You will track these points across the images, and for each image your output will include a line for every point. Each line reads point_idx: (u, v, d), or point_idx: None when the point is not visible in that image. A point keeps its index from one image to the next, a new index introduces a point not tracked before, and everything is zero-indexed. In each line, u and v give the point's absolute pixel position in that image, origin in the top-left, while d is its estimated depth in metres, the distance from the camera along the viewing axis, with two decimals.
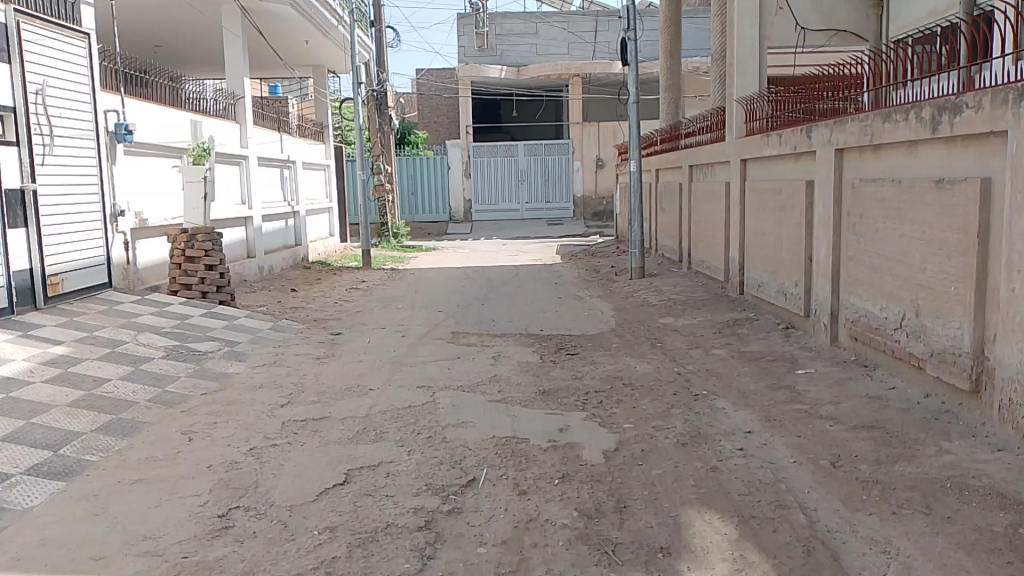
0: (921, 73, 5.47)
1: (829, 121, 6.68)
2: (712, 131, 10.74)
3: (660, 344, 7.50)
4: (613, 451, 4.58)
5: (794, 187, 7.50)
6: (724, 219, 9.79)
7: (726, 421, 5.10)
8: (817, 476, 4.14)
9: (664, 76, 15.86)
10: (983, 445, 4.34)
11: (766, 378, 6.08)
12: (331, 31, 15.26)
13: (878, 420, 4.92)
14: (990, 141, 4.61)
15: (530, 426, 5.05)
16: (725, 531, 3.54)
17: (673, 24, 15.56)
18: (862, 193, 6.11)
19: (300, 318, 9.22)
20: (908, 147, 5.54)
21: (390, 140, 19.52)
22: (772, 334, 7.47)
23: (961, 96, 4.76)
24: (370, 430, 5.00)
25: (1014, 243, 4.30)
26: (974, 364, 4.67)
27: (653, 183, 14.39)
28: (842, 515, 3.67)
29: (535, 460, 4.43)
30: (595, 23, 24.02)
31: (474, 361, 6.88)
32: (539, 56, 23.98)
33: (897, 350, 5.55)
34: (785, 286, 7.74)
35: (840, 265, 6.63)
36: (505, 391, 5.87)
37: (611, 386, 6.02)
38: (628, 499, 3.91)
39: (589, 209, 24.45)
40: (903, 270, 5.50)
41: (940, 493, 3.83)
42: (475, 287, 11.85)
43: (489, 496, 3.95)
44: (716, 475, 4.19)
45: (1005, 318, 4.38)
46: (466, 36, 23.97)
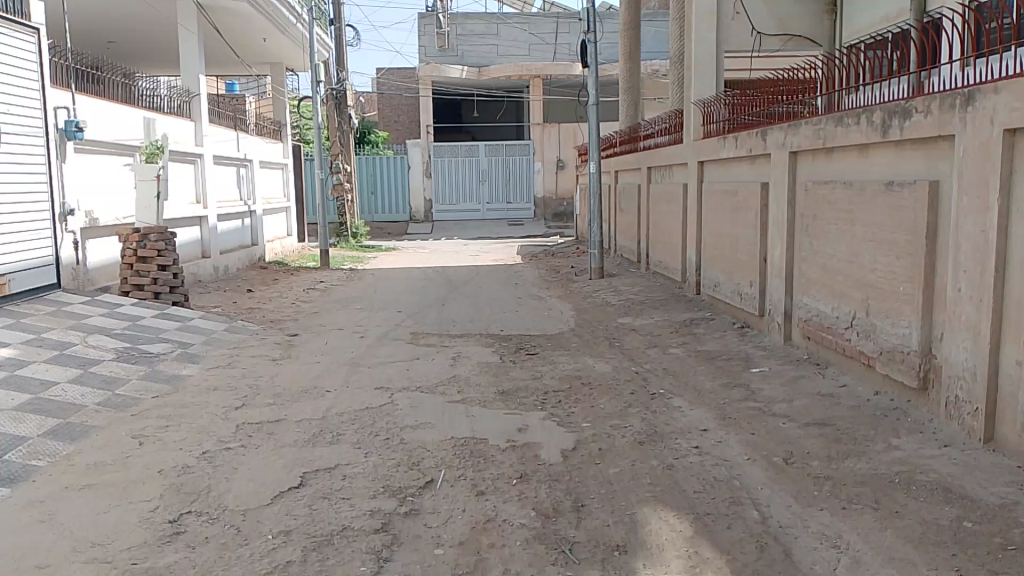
0: (874, 77, 5.58)
1: (783, 124, 6.79)
2: (670, 133, 10.85)
3: (618, 343, 7.56)
4: (571, 450, 4.60)
5: (749, 189, 7.61)
6: (682, 221, 9.90)
7: (682, 420, 5.15)
8: (771, 472, 4.21)
9: (624, 78, 15.98)
10: (931, 441, 4.46)
11: (721, 376, 6.16)
12: (290, 29, 15.07)
13: (830, 417, 5.02)
14: (938, 144, 4.72)
15: (488, 426, 5.04)
16: (680, 529, 3.57)
17: (633, 27, 15.68)
18: (814, 195, 6.23)
19: (256, 319, 9.09)
20: (859, 150, 5.66)
21: (349, 139, 19.32)
22: (728, 333, 7.58)
23: (911, 100, 4.87)
24: (326, 432, 4.94)
25: (959, 245, 4.42)
26: (922, 362, 4.79)
27: (612, 184, 14.47)
28: (794, 511, 3.73)
29: (492, 461, 4.43)
30: (556, 25, 24.14)
31: (433, 362, 6.85)
32: (500, 57, 24.01)
33: (848, 349, 5.67)
34: (740, 286, 7.86)
35: (793, 265, 6.74)
36: (463, 392, 5.86)
37: (570, 385, 6.04)
38: (585, 498, 3.93)
39: (550, 210, 24.57)
40: (854, 271, 5.62)
41: (889, 488, 3.92)
42: (435, 288, 11.81)
43: (447, 497, 3.93)
44: (672, 473, 4.23)
45: (952, 317, 4.50)
46: (427, 36, 23.89)
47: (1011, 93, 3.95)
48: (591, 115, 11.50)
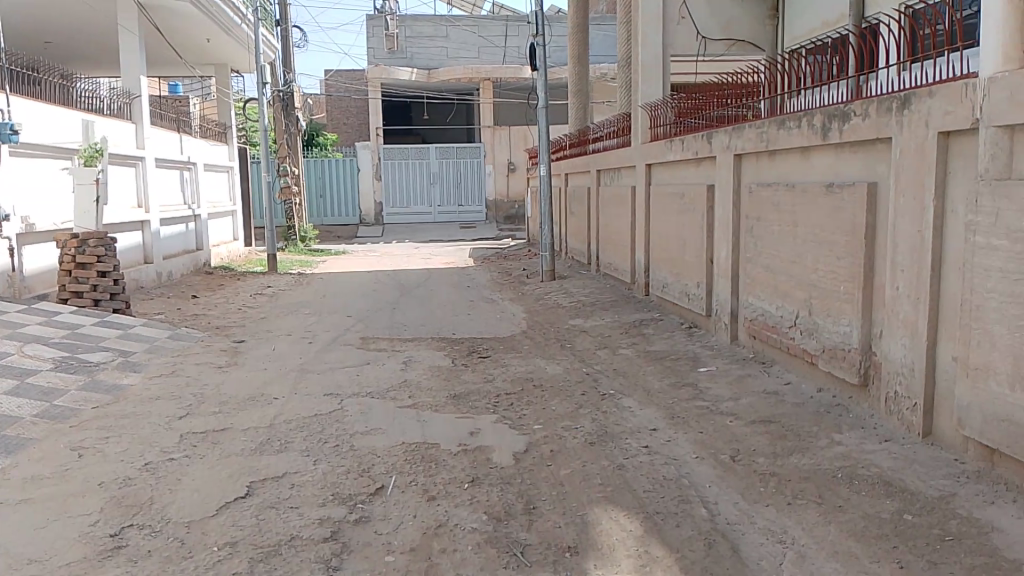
0: (814, 82, 5.71)
1: (728, 127, 6.92)
2: (619, 136, 10.96)
3: (569, 345, 7.59)
4: (523, 453, 4.60)
5: (695, 191, 7.73)
6: (630, 223, 10.01)
7: (632, 419, 5.21)
8: (719, 470, 4.27)
9: (573, 81, 16.08)
10: (872, 436, 4.58)
11: (670, 376, 6.24)
12: (235, 30, 14.80)
13: (775, 414, 5.12)
14: (876, 147, 4.86)
15: (440, 430, 5.01)
16: (630, 528, 3.61)
17: (581, 29, 15.80)
18: (759, 197, 6.35)
19: (201, 325, 8.90)
20: (800, 153, 5.79)
21: (297, 142, 19.06)
22: (676, 333, 7.69)
23: (850, 104, 5.00)
24: (273, 440, 4.86)
25: (897, 245, 4.56)
26: (862, 359, 4.92)
27: (562, 187, 14.57)
28: (741, 508, 3.80)
29: (444, 465, 4.41)
30: (505, 28, 24.20)
31: (384, 367, 6.80)
32: (449, 60, 23.97)
33: (792, 347, 5.80)
34: (688, 287, 7.98)
35: (739, 266, 6.87)
36: (414, 396, 5.82)
37: (522, 388, 6.05)
38: (537, 500, 3.93)
39: (501, 212, 24.61)
40: (796, 271, 5.75)
41: (832, 483, 4.01)
42: (385, 292, 11.71)
43: (398, 503, 3.90)
44: (622, 473, 4.27)
45: (890, 314, 4.63)
46: (375, 37, 23.70)
47: (944, 98, 4.09)
48: (541, 118, 11.55)
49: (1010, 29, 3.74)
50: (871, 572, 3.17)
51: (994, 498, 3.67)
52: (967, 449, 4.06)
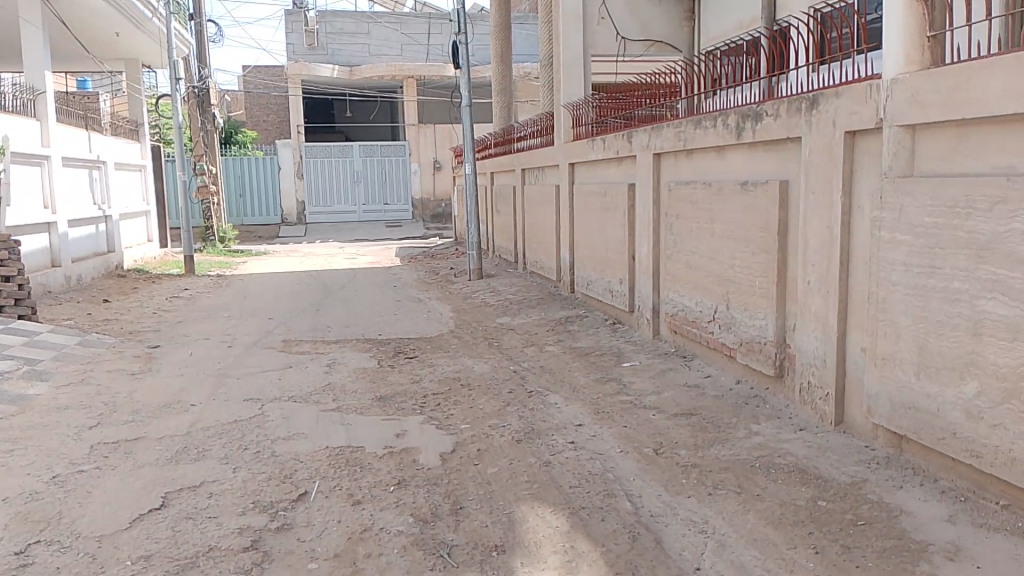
0: (729, 82, 5.85)
1: (647, 126, 7.04)
2: (542, 135, 11.04)
3: (496, 343, 7.61)
4: (450, 453, 4.59)
5: (617, 189, 7.85)
6: (555, 221, 10.09)
7: (558, 416, 5.25)
8: (642, 463, 4.36)
9: (496, 80, 16.10)
10: (787, 426, 4.74)
11: (595, 372, 6.33)
12: (146, 24, 14.25)
13: (695, 407, 5.25)
14: (787, 146, 5.02)
15: (365, 433, 4.95)
16: (556, 525, 3.63)
17: (503, 28, 15.83)
18: (677, 195, 6.48)
19: (114, 331, 8.55)
20: (716, 151, 5.94)
21: (214, 139, 18.49)
22: (601, 330, 7.81)
23: (762, 104, 5.16)
24: (191, 448, 4.71)
25: (809, 240, 4.72)
26: (778, 351, 5.08)
27: (488, 185, 14.60)
28: (664, 500, 3.88)
29: (369, 468, 4.35)
30: (428, 26, 24.04)
31: (306, 370, 6.66)
32: (371, 57, 23.70)
33: (711, 341, 5.96)
34: (611, 284, 8.10)
35: (660, 262, 7.01)
36: (339, 399, 5.73)
37: (449, 387, 6.03)
38: (463, 500, 3.92)
39: (427, 211, 24.50)
40: (714, 267, 5.91)
41: (750, 473, 4.14)
42: (309, 293, 11.49)
43: (321, 509, 3.83)
44: (549, 470, 4.30)
45: (803, 308, 4.79)
46: (295, 33, 23.23)
47: (851, 98, 4.25)
48: (465, 116, 11.54)
49: (910, 33, 3.92)
50: (789, 558, 3.28)
51: (901, 483, 3.84)
52: (876, 436, 4.25)
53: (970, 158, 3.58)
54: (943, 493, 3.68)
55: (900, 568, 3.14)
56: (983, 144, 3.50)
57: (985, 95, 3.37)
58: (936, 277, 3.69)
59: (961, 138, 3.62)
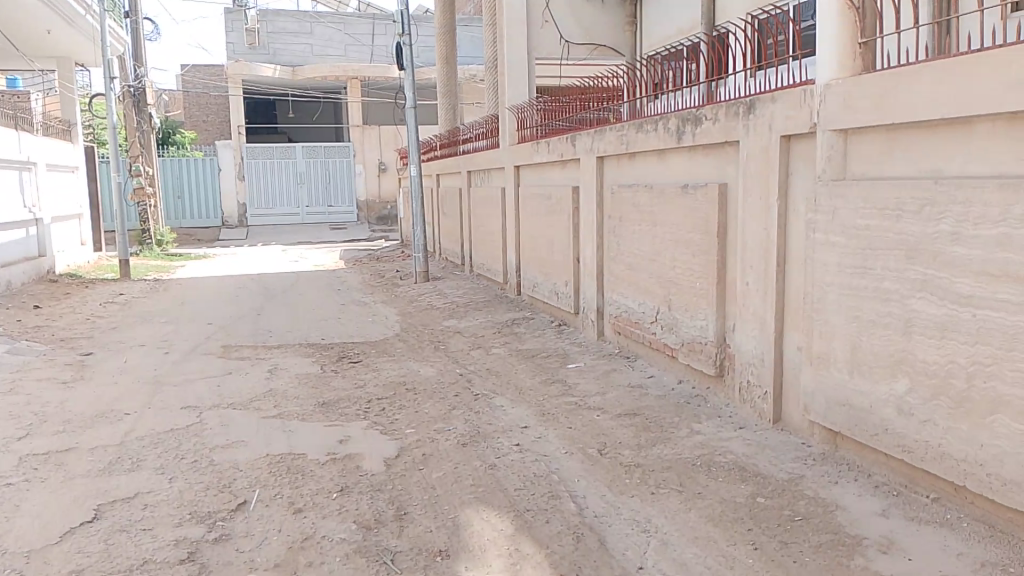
0: (670, 86, 5.93)
1: (591, 130, 7.09)
2: (487, 138, 11.04)
3: (442, 346, 7.58)
4: (394, 458, 4.54)
5: (561, 192, 7.91)
6: (501, 223, 10.10)
7: (504, 418, 5.25)
8: (586, 464, 4.39)
9: (441, 82, 16.06)
10: (727, 424, 4.83)
11: (541, 373, 6.35)
12: (78, 20, 13.76)
13: (639, 406, 5.31)
14: (725, 150, 5.12)
15: (307, 440, 4.87)
16: (501, 528, 3.63)
17: (448, 31, 15.78)
18: (620, 198, 6.55)
19: (44, 338, 8.24)
20: (658, 155, 6.02)
21: (151, 140, 17.97)
22: (547, 331, 7.85)
23: (701, 108, 5.24)
24: (125, 459, 4.57)
25: (747, 242, 4.82)
26: (718, 351, 5.18)
27: (433, 187, 14.56)
28: (608, 500, 3.92)
29: (311, 475, 4.28)
30: (372, 26, 23.85)
31: (247, 376, 6.52)
32: (314, 57, 23.40)
33: (653, 341, 6.05)
34: (557, 286, 8.15)
35: (604, 264, 7.08)
36: (281, 406, 5.63)
37: (393, 392, 5.97)
38: (407, 505, 3.89)
39: (373, 212, 24.32)
40: (656, 269, 5.99)
41: (691, 471, 4.20)
42: (250, 297, 11.27)
43: (261, 518, 3.76)
44: (494, 473, 4.29)
45: (742, 308, 4.89)
46: (235, 32, 22.77)
47: (786, 103, 4.35)
48: (410, 118, 11.46)
49: (842, 40, 4.03)
50: (730, 555, 3.33)
51: (837, 478, 3.95)
52: (812, 433, 4.36)
53: (899, 162, 3.70)
54: (877, 488, 3.80)
55: (837, 561, 3.22)
56: (912, 149, 3.61)
57: (912, 101, 3.48)
58: (868, 277, 3.80)
59: (891, 143, 3.74)
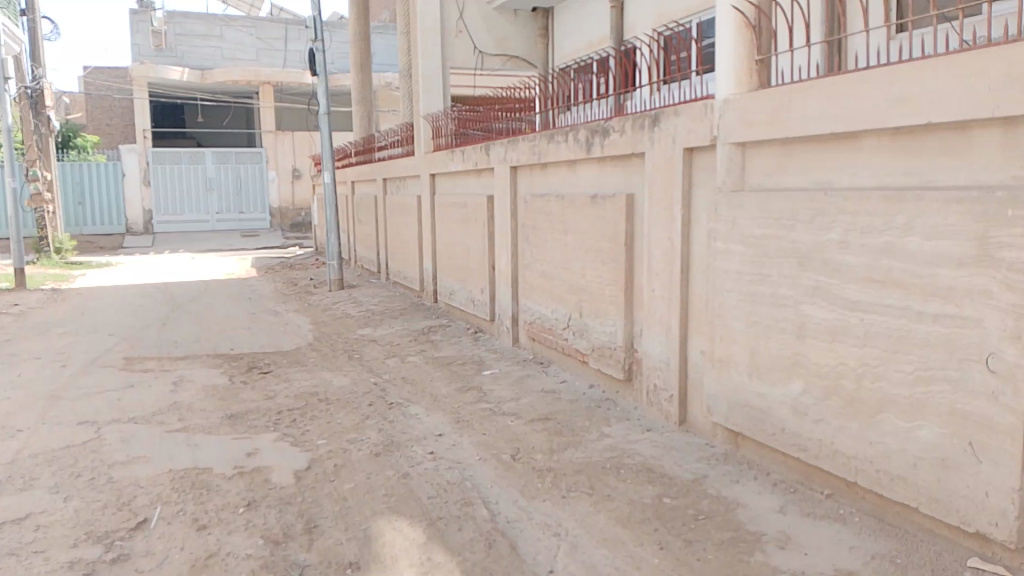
0: (580, 98, 6.03)
1: (505, 139, 7.16)
2: (402, 145, 11.01)
3: (356, 355, 7.50)
4: (304, 470, 4.48)
5: (476, 200, 7.97)
6: (416, 231, 10.08)
7: (417, 427, 5.24)
8: (499, 470, 4.42)
9: (356, 89, 15.91)
10: (636, 427, 4.96)
11: (455, 381, 6.36)
12: None
13: (551, 411, 5.39)
14: (632, 161, 5.27)
15: (212, 454, 4.75)
16: (413, 537, 3.63)
17: (362, 37, 15.71)
18: (533, 206, 6.64)
19: None
20: (568, 165, 6.14)
21: (48, 144, 17.12)
22: (462, 338, 7.88)
23: (610, 120, 5.37)
24: (16, 478, 4.35)
25: (653, 250, 4.96)
26: (627, 356, 5.31)
27: (348, 195, 14.39)
28: (520, 505, 3.96)
29: (217, 491, 4.18)
30: (284, 31, 23.51)
31: (149, 390, 6.29)
32: (224, 60, 22.81)
33: (566, 347, 6.15)
34: (473, 293, 8.19)
35: (518, 272, 7.15)
36: (185, 419, 5.46)
37: (305, 402, 5.88)
38: (317, 518, 3.84)
39: (286, 220, 23.91)
40: (568, 276, 6.09)
41: (602, 474, 4.29)
42: (155, 307, 10.87)
43: (164, 536, 3.64)
44: (407, 482, 4.28)
45: (649, 314, 5.03)
46: (140, 33, 21.92)
47: (689, 117, 4.52)
48: (323, 125, 11.24)
49: (740, 57, 4.20)
50: (637, 555, 3.42)
51: (738, 477, 4.11)
52: (715, 434, 4.53)
53: (792, 174, 3.90)
54: (775, 485, 3.98)
55: (737, 558, 3.35)
56: (803, 162, 3.81)
57: (805, 117, 3.67)
58: (765, 284, 3.98)
59: (785, 156, 3.93)
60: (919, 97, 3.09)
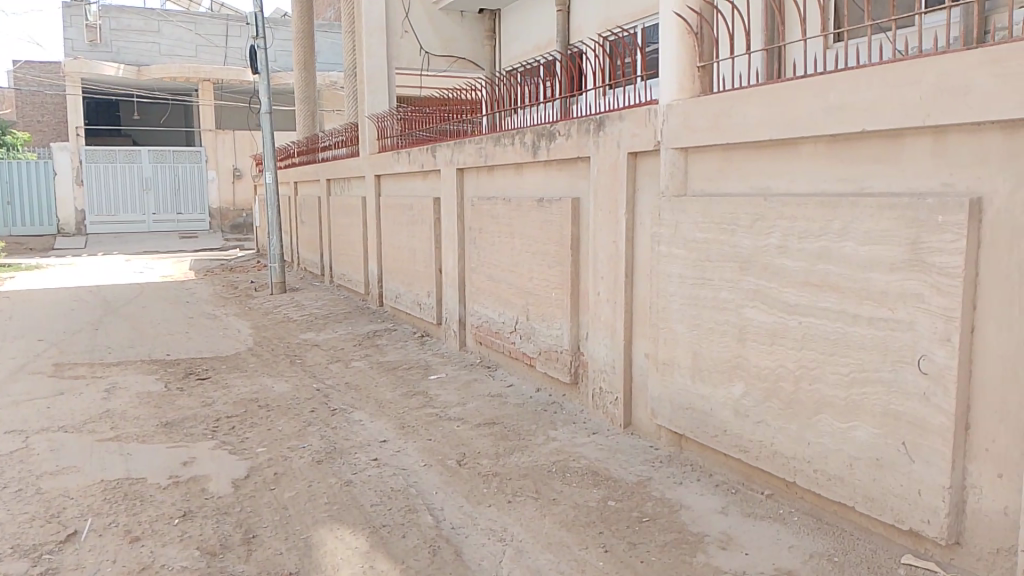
0: (527, 102, 6.02)
1: (451, 142, 7.11)
2: (347, 146, 10.86)
3: (299, 360, 7.36)
4: (243, 478, 4.36)
5: (421, 203, 7.90)
6: (361, 233, 9.95)
7: (361, 433, 5.15)
8: (444, 476, 4.38)
9: (299, 88, 15.66)
10: (582, 430, 4.97)
11: (400, 386, 6.28)
12: None
13: (498, 415, 5.37)
14: (578, 165, 5.28)
15: (147, 463, 4.60)
16: (355, 545, 3.56)
17: (306, 36, 15.47)
18: (480, 209, 6.62)
19: None
20: (515, 168, 6.13)
21: None
22: (408, 342, 7.80)
23: (556, 124, 5.38)
24: None
25: (598, 253, 4.98)
26: (573, 359, 5.32)
27: (291, 196, 14.13)
28: (465, 510, 3.93)
29: (151, 501, 4.04)
30: (225, 28, 23.04)
31: (80, 397, 6.06)
32: (162, 56, 22.24)
33: (512, 350, 6.14)
34: (419, 297, 8.12)
35: (465, 275, 7.11)
36: (119, 427, 5.27)
37: (245, 409, 5.74)
38: (256, 528, 3.74)
39: (227, 221, 23.40)
40: (514, 279, 6.08)
41: (547, 478, 4.28)
42: (88, 311, 10.50)
43: (94, 549, 3.51)
44: (350, 489, 4.21)
45: (594, 316, 5.05)
46: (73, 27, 21.24)
47: (633, 122, 4.55)
48: (265, 124, 11.02)
49: (682, 63, 4.24)
50: (581, 559, 3.42)
51: (682, 479, 4.15)
52: (660, 436, 4.56)
53: (733, 180, 3.95)
54: (717, 486, 4.02)
55: (681, 559, 3.37)
56: (744, 168, 3.86)
57: (745, 123, 3.72)
58: (707, 287, 4.02)
59: (726, 162, 3.99)
60: (855, 105, 3.16)
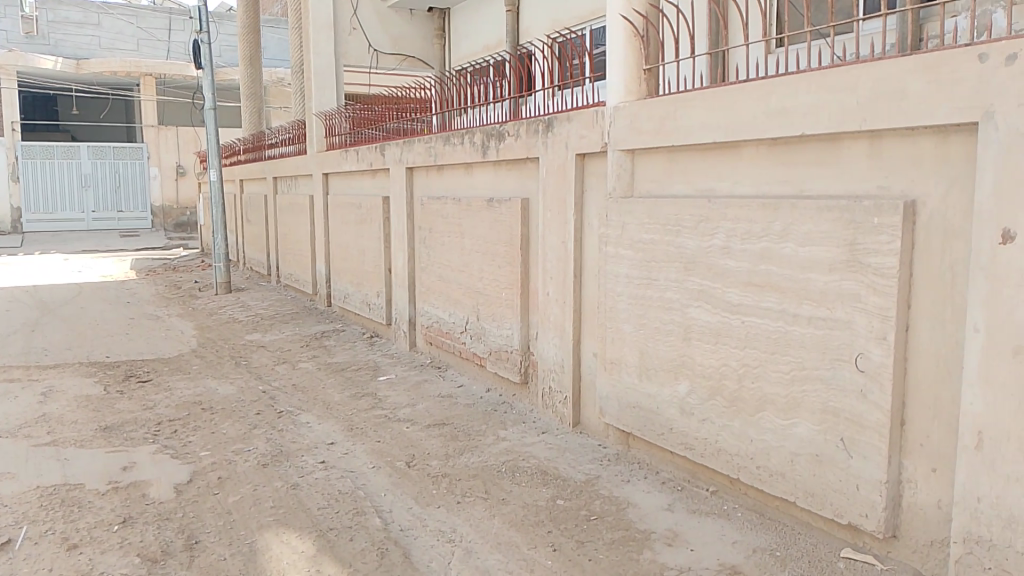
0: (477, 101, 6.00)
1: (400, 141, 7.06)
2: (293, 144, 10.70)
3: (244, 362, 7.23)
4: (185, 483, 4.27)
5: (370, 202, 7.83)
6: (309, 232, 9.83)
7: (308, 435, 5.09)
8: (393, 477, 4.35)
9: (245, 84, 15.37)
10: (531, 429, 4.98)
11: (349, 387, 6.22)
12: None
13: (448, 416, 5.36)
14: (527, 166, 5.30)
15: (85, 468, 4.46)
16: (302, 550, 3.51)
17: (252, 32, 15.19)
18: (429, 209, 6.59)
19: None
20: (464, 168, 6.12)
21: None
22: (357, 343, 7.73)
23: (505, 125, 5.38)
24: None
25: (547, 253, 5.00)
26: (523, 359, 5.34)
27: (236, 193, 13.88)
28: (414, 512, 3.91)
29: (89, 508, 3.92)
30: (168, 22, 22.53)
31: (14, 401, 5.84)
32: (102, 50, 21.65)
33: (463, 351, 6.13)
34: (368, 297, 8.05)
35: (415, 274, 7.07)
36: (55, 432, 5.10)
37: (188, 412, 5.61)
38: (199, 534, 3.67)
39: (170, 219, 22.89)
40: (464, 279, 6.07)
41: (496, 478, 4.29)
42: (23, 312, 10.14)
43: (28, 558, 3.39)
44: (296, 492, 4.15)
45: (544, 316, 5.07)
46: (8, 19, 20.44)
47: (581, 123, 4.58)
48: (209, 120, 10.77)
49: (629, 66, 4.28)
50: (530, 558, 3.43)
51: (629, 477, 4.19)
52: (608, 434, 4.61)
53: (678, 182, 4.01)
54: (664, 484, 4.08)
55: (628, 557, 3.41)
56: (689, 169, 3.92)
57: (690, 125, 3.78)
58: (653, 288, 4.07)
59: (671, 164, 4.04)
60: (796, 109, 3.23)
